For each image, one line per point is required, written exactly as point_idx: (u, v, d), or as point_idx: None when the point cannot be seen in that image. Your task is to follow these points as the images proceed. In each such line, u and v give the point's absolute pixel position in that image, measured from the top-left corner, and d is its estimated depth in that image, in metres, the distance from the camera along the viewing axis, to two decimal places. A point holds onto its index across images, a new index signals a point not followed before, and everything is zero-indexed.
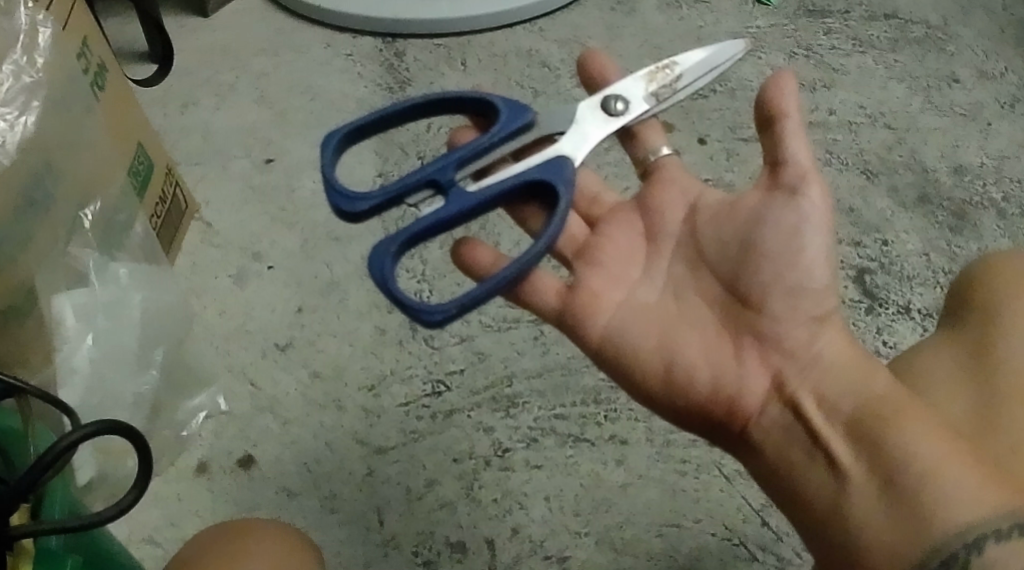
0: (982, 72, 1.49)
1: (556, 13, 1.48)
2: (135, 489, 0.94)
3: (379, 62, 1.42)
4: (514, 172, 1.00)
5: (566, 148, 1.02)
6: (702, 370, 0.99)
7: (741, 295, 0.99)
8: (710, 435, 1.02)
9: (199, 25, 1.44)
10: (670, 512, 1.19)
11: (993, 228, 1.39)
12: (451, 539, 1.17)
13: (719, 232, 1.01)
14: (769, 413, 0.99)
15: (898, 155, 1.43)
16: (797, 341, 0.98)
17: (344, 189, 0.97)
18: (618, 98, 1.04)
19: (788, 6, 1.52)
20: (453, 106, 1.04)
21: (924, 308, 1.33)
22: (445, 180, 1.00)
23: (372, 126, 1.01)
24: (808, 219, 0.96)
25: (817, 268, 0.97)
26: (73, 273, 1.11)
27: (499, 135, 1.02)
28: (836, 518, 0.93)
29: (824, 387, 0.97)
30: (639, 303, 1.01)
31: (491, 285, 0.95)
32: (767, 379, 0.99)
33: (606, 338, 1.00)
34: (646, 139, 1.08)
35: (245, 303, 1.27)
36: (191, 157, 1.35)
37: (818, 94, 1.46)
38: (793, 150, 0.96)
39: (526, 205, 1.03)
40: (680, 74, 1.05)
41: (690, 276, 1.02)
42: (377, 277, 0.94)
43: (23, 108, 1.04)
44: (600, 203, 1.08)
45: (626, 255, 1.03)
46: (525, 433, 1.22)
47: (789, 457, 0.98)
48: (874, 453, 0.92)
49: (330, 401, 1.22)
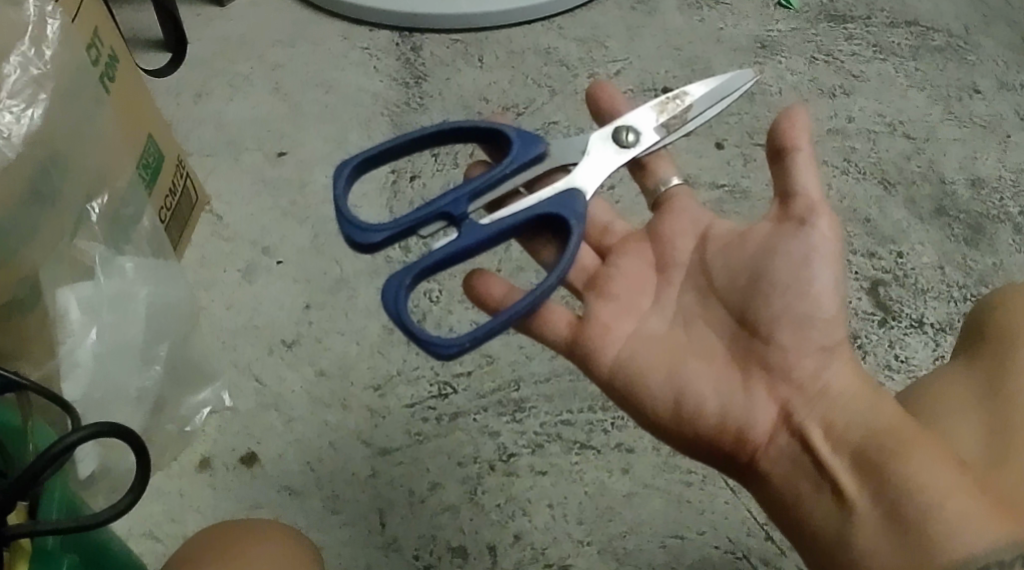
0: (1003, 83, 1.47)
1: (576, 11, 1.46)
2: (134, 490, 0.93)
3: (395, 56, 1.41)
4: (526, 205, 1.00)
5: (579, 181, 1.02)
6: (711, 401, 0.98)
7: (750, 325, 0.98)
8: (720, 465, 1.01)
9: (215, 14, 1.42)
10: (673, 523, 1.18)
11: (1009, 242, 1.37)
12: (453, 544, 1.16)
13: (728, 264, 1.00)
14: (778, 442, 0.98)
15: (916, 165, 1.41)
16: (806, 371, 0.97)
17: (358, 222, 0.96)
18: (629, 129, 1.04)
19: (810, 10, 1.50)
20: (466, 136, 1.03)
21: (937, 323, 1.32)
22: (458, 213, 0.99)
23: (385, 157, 1.00)
24: (815, 250, 0.96)
25: (825, 298, 0.96)
26: (76, 266, 1.11)
27: (511, 167, 1.01)
28: (841, 548, 0.92)
29: (832, 418, 0.96)
30: (649, 334, 1.00)
31: (505, 318, 0.94)
32: (776, 408, 0.98)
33: (617, 369, 0.99)
34: (656, 171, 1.07)
35: (253, 298, 1.26)
36: (203, 148, 1.34)
37: (838, 101, 1.45)
38: (803, 180, 0.96)
39: (538, 237, 1.02)
40: (691, 104, 1.04)
41: (699, 307, 1.01)
42: (391, 309, 0.93)
43: (29, 101, 1.03)
44: (611, 233, 1.07)
45: (638, 287, 1.02)
46: (531, 438, 1.21)
47: (795, 487, 0.97)
48: (880, 485, 0.92)
49: (336, 400, 1.21)
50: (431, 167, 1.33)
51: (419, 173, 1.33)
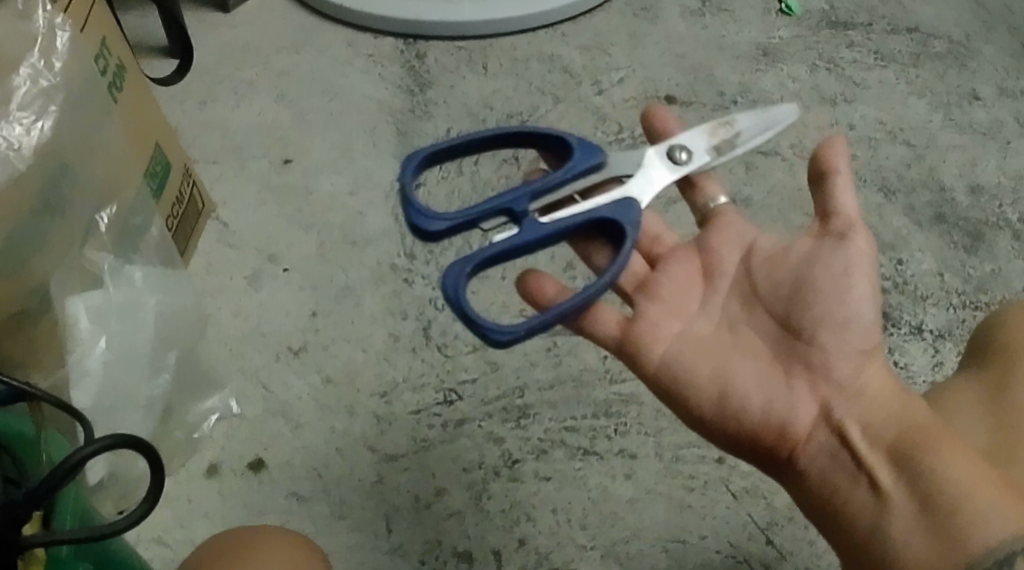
0: (1002, 89, 1.49)
1: (579, 19, 1.48)
2: (148, 500, 0.94)
3: (400, 63, 1.42)
4: (584, 209, 1.02)
5: (634, 192, 1.04)
6: (755, 399, 1.00)
7: (793, 327, 1.01)
8: (758, 461, 1.03)
9: (220, 21, 1.43)
10: (675, 528, 1.19)
11: (1008, 248, 1.39)
12: (458, 549, 1.18)
13: (771, 272, 1.02)
14: (818, 439, 1.00)
15: (916, 173, 1.42)
16: (846, 373, 1.00)
17: (423, 209, 0.98)
18: (682, 149, 1.06)
19: (811, 17, 1.52)
20: (531, 138, 1.05)
21: (936, 329, 1.34)
22: (519, 210, 1.01)
23: (454, 151, 1.02)
24: (856, 259, 0.99)
25: (866, 304, 0.99)
26: (87, 276, 1.12)
27: (572, 172, 1.03)
28: (879, 542, 0.95)
29: (872, 418, 0.98)
30: (694, 336, 1.02)
31: (557, 314, 0.97)
32: (817, 406, 1.00)
33: (663, 369, 1.01)
34: (706, 189, 1.08)
35: (260, 305, 1.27)
36: (210, 155, 1.35)
37: (839, 108, 1.46)
38: (842, 198, 0.99)
39: (592, 240, 1.04)
40: (740, 131, 1.07)
41: (743, 312, 1.03)
42: (449, 294, 0.95)
43: (39, 113, 1.04)
44: (662, 243, 1.07)
45: (686, 291, 1.03)
46: (535, 444, 1.22)
47: (833, 483, 0.99)
48: (916, 482, 0.95)
49: (342, 407, 1.23)
50: (436, 175, 1.34)
51: (424, 181, 1.34)
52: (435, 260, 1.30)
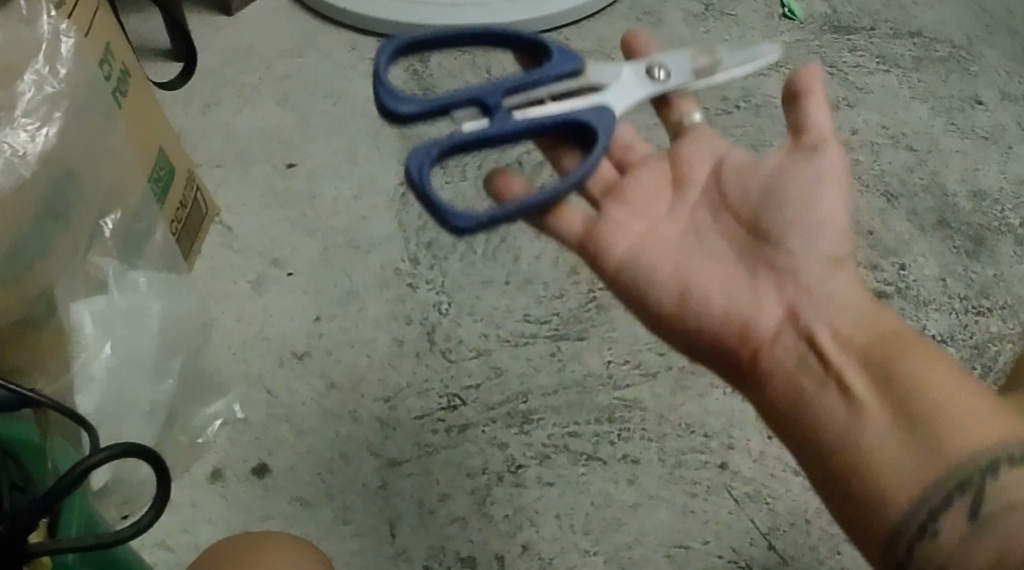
0: (1005, 94, 1.49)
1: (582, 23, 1.49)
2: (155, 508, 0.94)
3: (404, 67, 1.43)
4: (557, 110, 1.02)
5: (609, 98, 1.04)
6: (715, 295, 1.00)
7: (757, 230, 1.01)
8: (716, 364, 1.02)
9: (224, 24, 1.44)
10: (678, 534, 1.20)
11: (1010, 253, 1.39)
12: (462, 554, 1.18)
13: (742, 184, 1.03)
14: (782, 340, 0.99)
15: (918, 177, 1.43)
16: (810, 276, 1.00)
17: (393, 90, 0.98)
18: (661, 68, 1.07)
19: (814, 21, 1.52)
20: (509, 39, 1.06)
21: (938, 334, 1.34)
22: (492, 102, 1.02)
23: (431, 40, 1.03)
24: (826, 173, 1.00)
25: (833, 213, 1.00)
26: (91, 281, 1.12)
27: (547, 74, 1.04)
28: (849, 441, 0.92)
29: (838, 324, 0.98)
30: (659, 236, 1.02)
31: (520, 206, 0.96)
32: (781, 308, 0.99)
33: (624, 264, 1.01)
34: (680, 107, 1.09)
35: (264, 309, 1.27)
36: (213, 159, 1.35)
37: (842, 112, 1.46)
38: (817, 119, 1.00)
39: (561, 146, 1.05)
40: (721, 59, 1.08)
41: (710, 219, 1.03)
42: (413, 171, 0.95)
43: (44, 119, 1.04)
44: (633, 152, 1.07)
45: (655, 200, 1.03)
46: (539, 450, 1.22)
47: (796, 387, 0.97)
48: (891, 386, 0.93)
49: (346, 412, 1.23)
50: (441, 178, 1.36)
51: None
52: (438, 264, 1.30)
